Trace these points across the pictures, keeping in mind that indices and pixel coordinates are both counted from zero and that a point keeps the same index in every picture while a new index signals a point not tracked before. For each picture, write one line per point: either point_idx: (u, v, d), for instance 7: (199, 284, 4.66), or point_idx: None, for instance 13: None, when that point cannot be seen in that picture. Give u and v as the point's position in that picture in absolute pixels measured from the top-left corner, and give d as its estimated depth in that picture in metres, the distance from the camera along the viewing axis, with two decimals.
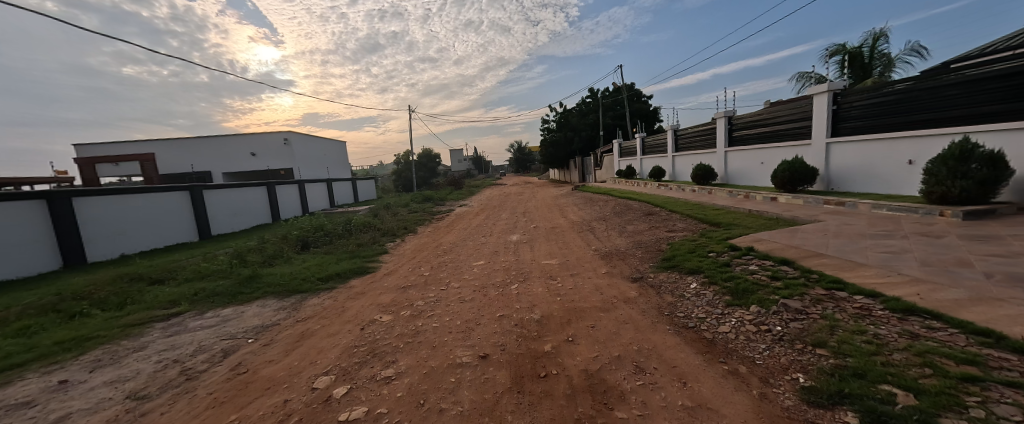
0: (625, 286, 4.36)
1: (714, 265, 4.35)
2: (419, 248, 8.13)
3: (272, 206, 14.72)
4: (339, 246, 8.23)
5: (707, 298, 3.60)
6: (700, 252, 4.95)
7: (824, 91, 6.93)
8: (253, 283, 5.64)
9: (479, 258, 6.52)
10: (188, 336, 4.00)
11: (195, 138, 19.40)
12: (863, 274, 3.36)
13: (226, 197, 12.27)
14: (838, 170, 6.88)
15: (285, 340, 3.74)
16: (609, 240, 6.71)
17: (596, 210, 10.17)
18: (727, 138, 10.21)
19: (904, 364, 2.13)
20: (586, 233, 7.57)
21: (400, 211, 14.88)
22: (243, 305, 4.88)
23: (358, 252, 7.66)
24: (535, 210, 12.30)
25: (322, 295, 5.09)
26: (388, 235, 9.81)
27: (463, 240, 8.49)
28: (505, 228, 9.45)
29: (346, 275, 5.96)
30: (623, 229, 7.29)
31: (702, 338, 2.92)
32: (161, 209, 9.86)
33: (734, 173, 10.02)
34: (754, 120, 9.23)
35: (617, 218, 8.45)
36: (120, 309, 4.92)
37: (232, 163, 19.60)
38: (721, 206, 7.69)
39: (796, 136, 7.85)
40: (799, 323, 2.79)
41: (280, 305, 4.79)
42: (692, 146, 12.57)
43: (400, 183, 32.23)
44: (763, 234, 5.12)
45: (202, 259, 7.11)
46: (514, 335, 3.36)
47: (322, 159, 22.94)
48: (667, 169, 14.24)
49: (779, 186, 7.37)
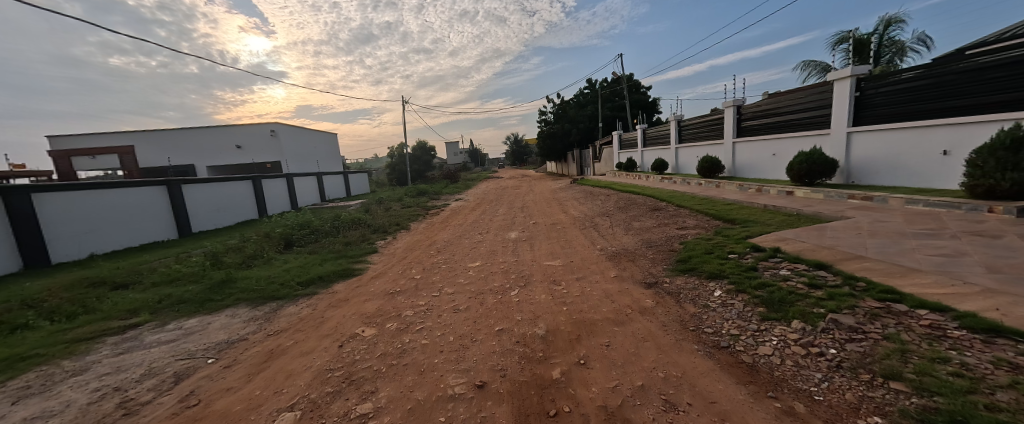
0: (638, 293, 3.89)
1: (738, 269, 3.88)
2: (411, 246, 7.63)
3: (258, 200, 14.08)
4: (325, 244, 7.70)
5: (737, 309, 3.14)
6: (718, 253, 4.47)
7: (846, 76, 6.43)
8: (225, 288, 5.11)
9: (475, 259, 6.02)
10: (140, 354, 3.48)
11: (177, 130, 18.58)
12: (918, 282, 2.90)
13: (208, 193, 11.63)
14: (860, 162, 6.42)
15: (250, 360, 3.24)
16: (615, 238, 6.22)
17: (598, 205, 9.66)
18: (735, 128, 9.74)
19: (1014, 408, 1.66)
20: (590, 231, 7.07)
21: (393, 205, 14.32)
22: (211, 314, 4.36)
23: (345, 251, 7.13)
24: (533, 205, 11.77)
25: (300, 303, 4.57)
26: (379, 232, 9.26)
27: (458, 238, 7.99)
28: (502, 225, 8.94)
29: (329, 279, 5.43)
30: (629, 226, 6.82)
31: (740, 362, 2.45)
32: (135, 205, 9.26)
33: (742, 165, 9.55)
34: (765, 109, 8.74)
35: (622, 214, 7.96)
36: (70, 320, 4.37)
37: (216, 156, 18.83)
38: (732, 200, 7.23)
39: (811, 126, 7.39)
40: (858, 347, 2.32)
41: (251, 315, 4.27)
42: (696, 137, 12.10)
43: (394, 176, 31.55)
44: (787, 232, 4.66)
45: (174, 260, 6.57)
46: (515, 356, 2.88)
47: (312, 151, 22.21)
48: (670, 161, 13.76)
49: (794, 179, 6.89)
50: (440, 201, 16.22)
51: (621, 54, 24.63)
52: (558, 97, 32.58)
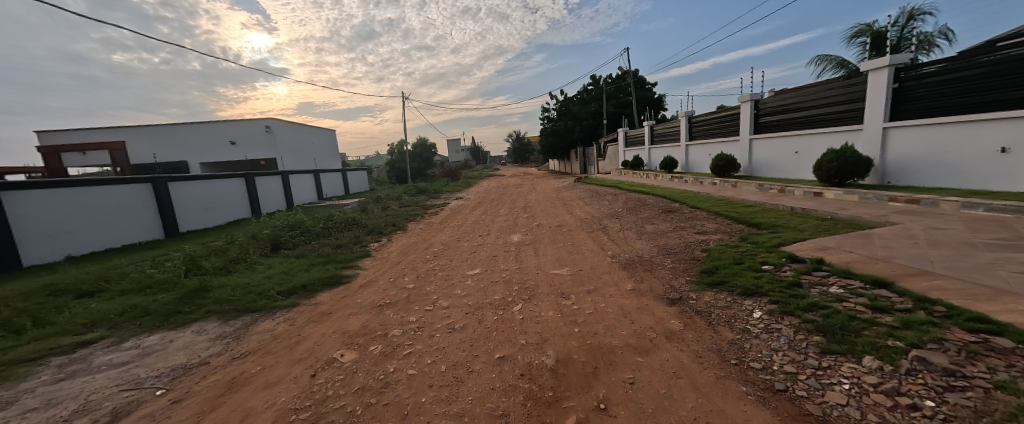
0: (661, 311, 3.36)
1: (778, 284, 3.34)
2: (406, 250, 7.13)
3: (252, 198, 13.61)
4: (314, 247, 7.20)
5: (786, 338, 2.60)
6: (749, 263, 3.94)
7: (884, 66, 5.85)
8: (196, 297, 4.61)
9: (474, 265, 5.51)
10: (82, 382, 2.99)
11: (169, 125, 18.11)
12: (1014, 308, 2.36)
13: (197, 191, 11.15)
14: (897, 161, 5.86)
15: (205, 392, 2.73)
16: (627, 244, 5.69)
17: (605, 206, 9.13)
18: (752, 124, 9.17)
19: None
20: (599, 235, 6.54)
21: (391, 204, 13.84)
22: (175, 330, 3.86)
23: (335, 255, 6.64)
24: (536, 205, 11.23)
25: (277, 318, 4.06)
26: (374, 233, 8.76)
27: (456, 240, 7.48)
28: (504, 226, 8.41)
29: (313, 287, 4.94)
30: (641, 230, 6.29)
31: (806, 415, 1.92)
32: (117, 204, 8.79)
33: (760, 164, 8.98)
34: (786, 104, 8.18)
35: (632, 216, 7.42)
36: (18, 336, 3.88)
37: (210, 152, 18.36)
38: (753, 202, 6.68)
39: (841, 122, 6.82)
40: (966, 401, 1.78)
41: (220, 332, 3.77)
42: (708, 134, 11.54)
43: (394, 174, 31.00)
44: (826, 240, 4.12)
45: (150, 264, 6.08)
46: (519, 396, 2.36)
47: (309, 148, 21.72)
48: (680, 160, 13.19)
49: (823, 178, 6.33)
50: (440, 200, 15.69)
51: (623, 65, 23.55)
52: (561, 93, 31.94)
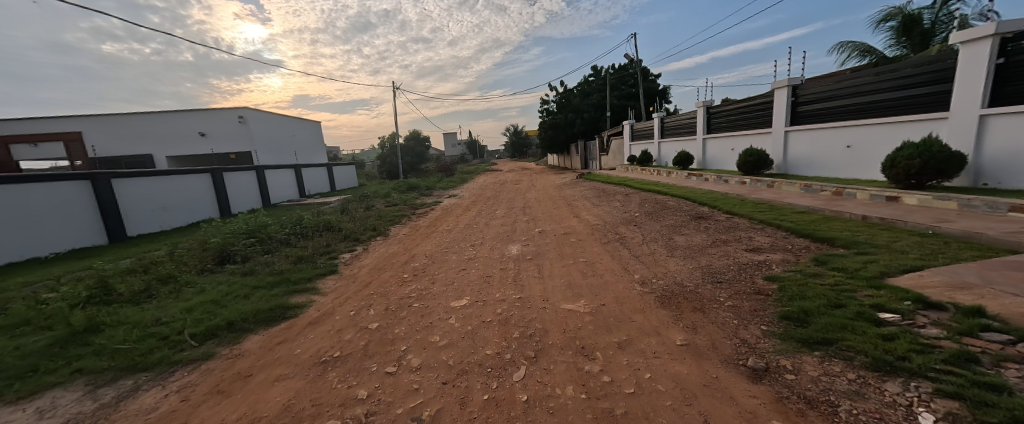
0: (748, 398, 2.11)
1: (934, 352, 2.09)
2: (382, 264, 5.87)
3: (221, 196, 12.25)
4: (271, 260, 5.93)
5: None
6: (858, 307, 2.70)
7: (987, 35, 4.61)
8: (75, 344, 3.32)
9: (461, 291, 4.27)
10: None
11: (132, 115, 16.61)
12: None
13: (151, 189, 9.76)
14: (999, 157, 4.64)
15: None
16: (658, 264, 4.46)
17: (617, 208, 7.93)
18: (788, 114, 8.06)
19: None
20: (618, 249, 5.29)
21: (377, 204, 12.54)
22: (9, 410, 2.56)
23: (291, 273, 5.36)
24: (537, 206, 10.00)
25: (170, 386, 2.78)
26: (348, 240, 7.48)
27: (443, 252, 6.23)
28: (500, 233, 7.16)
29: (243, 325, 3.65)
30: (671, 244, 5.04)
31: None
32: (43, 205, 7.39)
33: (799, 160, 7.80)
34: (836, 90, 7.07)
35: (654, 223, 6.17)
36: None
37: (179, 144, 16.99)
38: (804, 208, 5.48)
39: (921, 107, 5.66)
40: None
41: (74, 414, 2.49)
42: (730, 126, 10.33)
43: (385, 169, 29.62)
44: (958, 272, 2.88)
45: (50, 286, 4.77)
46: None
47: (289, 140, 20.34)
48: (696, 155, 11.95)
49: (896, 179, 5.11)
50: (430, 199, 14.39)
51: (628, 53, 22.26)
52: (561, 85, 30.56)
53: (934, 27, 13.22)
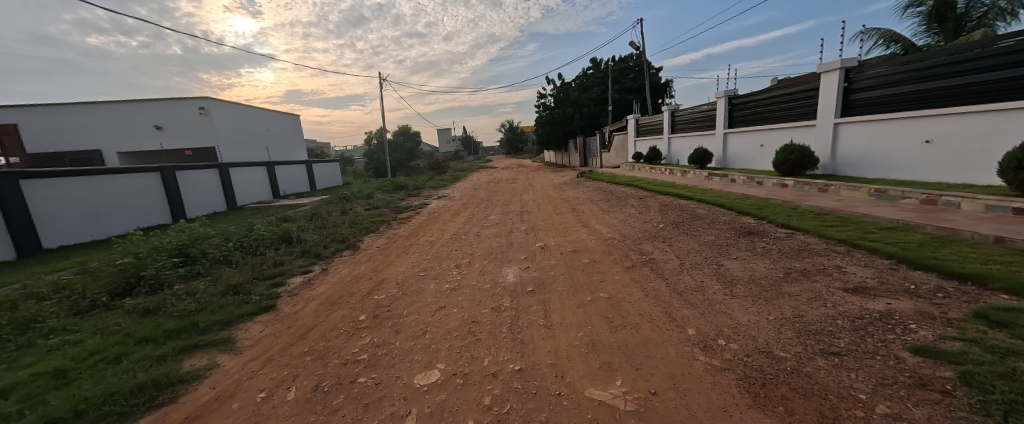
0: None
1: None
2: (339, 295, 4.47)
3: (175, 197, 10.76)
4: (190, 290, 4.47)
5: None
6: None
7: None
8: None
9: (435, 354, 2.90)
10: None
11: (78, 106, 15.09)
12: None
13: (79, 190, 8.23)
14: None
15: None
16: (717, 308, 3.12)
17: (634, 217, 6.59)
18: (840, 102, 6.98)
19: None
20: (650, 279, 3.92)
21: (354, 207, 11.07)
22: None
23: (209, 311, 3.93)
24: (537, 210, 8.63)
25: None
26: (305, 257, 6.06)
27: (421, 276, 4.84)
28: (494, 248, 5.80)
29: None
30: (725, 274, 3.70)
31: None
32: None
33: (860, 158, 6.73)
34: (904, 74, 6.01)
35: (689, 240, 4.84)
36: None
37: (132, 139, 15.63)
38: (892, 221, 4.18)
39: None
40: None
41: None
42: (760, 119, 9.10)
43: (373, 167, 28.13)
44: None
45: None
46: None
47: (262, 135, 18.87)
48: (714, 152, 10.67)
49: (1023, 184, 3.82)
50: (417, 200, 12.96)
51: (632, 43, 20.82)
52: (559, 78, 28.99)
53: (971, 11, 11.77)
